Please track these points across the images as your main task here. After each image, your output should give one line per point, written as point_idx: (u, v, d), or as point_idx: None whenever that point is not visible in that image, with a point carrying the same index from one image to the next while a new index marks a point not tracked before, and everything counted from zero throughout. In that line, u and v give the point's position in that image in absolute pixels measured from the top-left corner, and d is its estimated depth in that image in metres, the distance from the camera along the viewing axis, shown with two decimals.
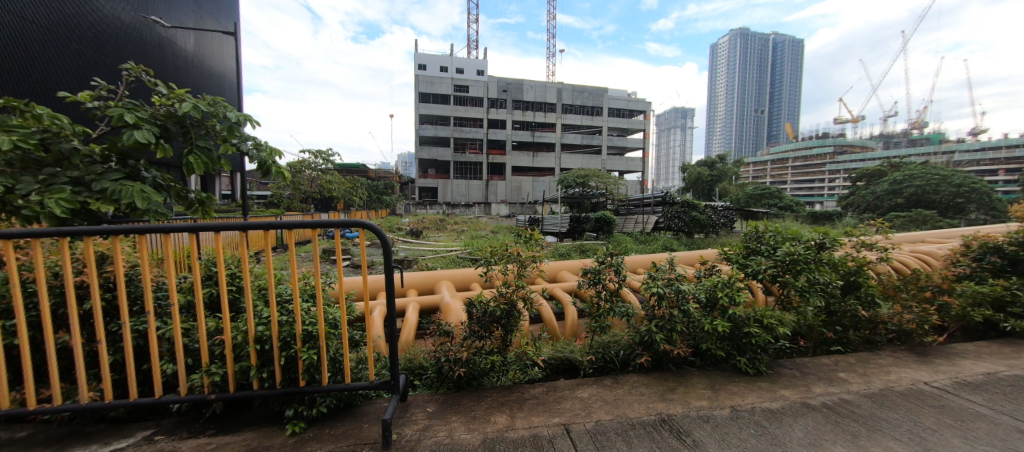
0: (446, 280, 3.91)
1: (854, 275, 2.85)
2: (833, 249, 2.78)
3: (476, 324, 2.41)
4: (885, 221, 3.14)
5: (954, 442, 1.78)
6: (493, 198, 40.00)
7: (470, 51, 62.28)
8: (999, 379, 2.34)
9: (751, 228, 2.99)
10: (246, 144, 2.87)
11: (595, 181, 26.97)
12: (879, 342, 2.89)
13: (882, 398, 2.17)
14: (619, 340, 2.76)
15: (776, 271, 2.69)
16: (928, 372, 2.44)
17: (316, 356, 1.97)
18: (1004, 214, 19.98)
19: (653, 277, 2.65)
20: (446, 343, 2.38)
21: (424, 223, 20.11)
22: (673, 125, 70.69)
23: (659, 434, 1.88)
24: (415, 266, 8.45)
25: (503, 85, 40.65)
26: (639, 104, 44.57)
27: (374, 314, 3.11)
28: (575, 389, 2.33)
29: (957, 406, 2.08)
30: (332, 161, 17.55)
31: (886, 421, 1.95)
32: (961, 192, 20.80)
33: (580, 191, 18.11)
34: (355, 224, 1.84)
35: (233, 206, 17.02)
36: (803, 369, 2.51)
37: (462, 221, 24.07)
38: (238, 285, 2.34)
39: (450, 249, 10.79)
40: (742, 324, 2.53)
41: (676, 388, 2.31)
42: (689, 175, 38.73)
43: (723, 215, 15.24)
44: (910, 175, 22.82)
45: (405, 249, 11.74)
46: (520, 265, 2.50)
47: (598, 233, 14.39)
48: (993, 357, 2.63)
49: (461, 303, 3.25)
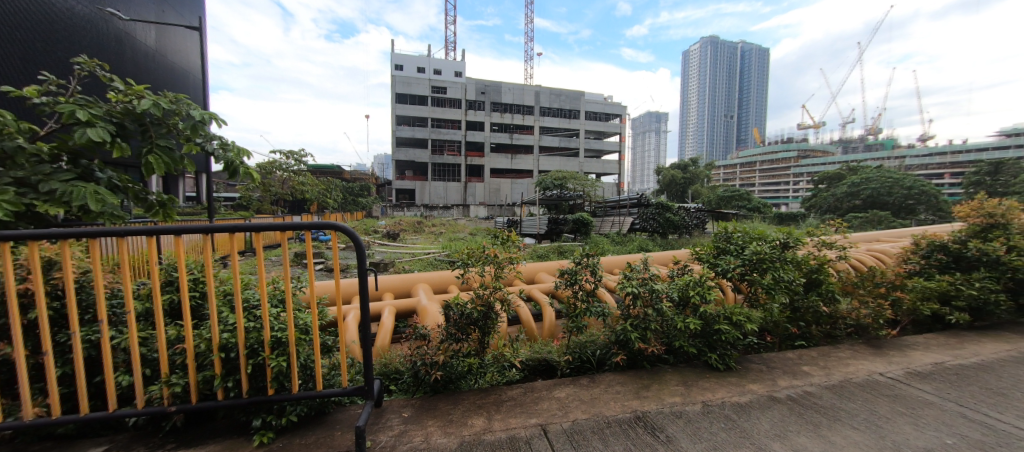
0: (421, 282, 3.86)
1: (816, 273, 2.99)
2: (796, 249, 2.92)
3: (452, 327, 2.38)
4: (843, 220, 3.31)
5: (906, 430, 1.88)
6: (471, 200, 39.91)
7: (447, 52, 61.84)
8: (945, 369, 2.51)
9: (721, 229, 3.09)
10: (211, 143, 2.76)
11: (573, 183, 27.28)
12: (838, 336, 3.04)
13: (841, 389, 2.28)
14: (595, 340, 2.79)
15: (744, 270, 2.79)
16: (883, 364, 2.59)
17: (285, 362, 1.91)
18: (949, 215, 21.51)
19: (628, 276, 2.69)
20: (422, 347, 2.35)
21: (400, 226, 19.81)
22: (649, 129, 72.46)
23: (634, 432, 1.91)
24: (392, 269, 8.32)
25: (482, 87, 40.66)
26: (615, 108, 45.53)
27: (348, 319, 3.05)
28: (552, 389, 2.34)
29: (908, 394, 2.22)
30: (305, 162, 17.05)
31: (845, 411, 2.06)
32: (911, 194, 22.26)
33: (558, 194, 18.24)
34: (326, 226, 1.79)
35: (196, 208, 16.25)
36: (768, 364, 2.62)
37: (440, 223, 23.82)
38: (201, 291, 2.23)
39: (427, 252, 10.68)
40: (713, 321, 2.61)
41: (650, 385, 2.36)
42: (663, 178, 39.77)
43: (695, 216, 15.72)
44: (866, 178, 24.27)
45: (381, 251, 11.53)
46: (497, 266, 2.49)
47: (576, 234, 14.54)
48: (939, 348, 2.82)
49: (437, 306, 3.22)
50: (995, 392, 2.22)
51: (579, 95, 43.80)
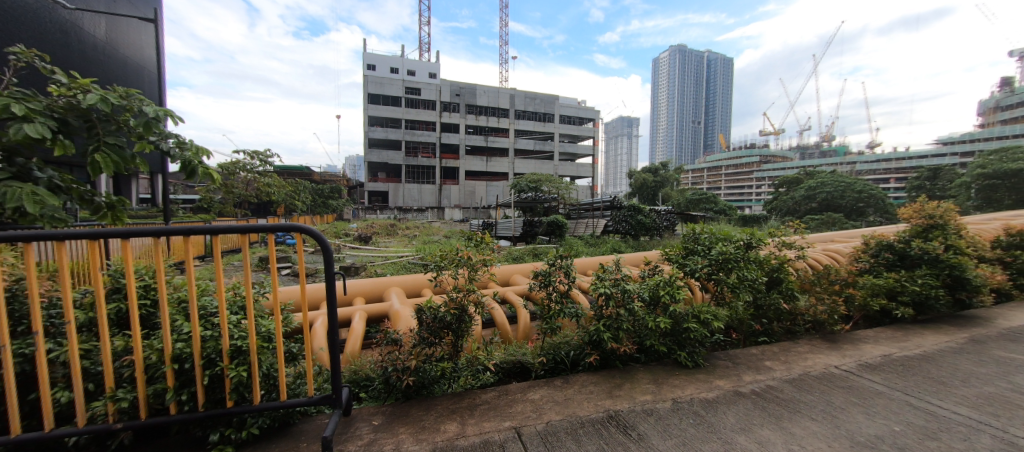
0: (395, 287, 3.77)
1: (777, 271, 3.13)
2: (758, 249, 3.05)
3: (425, 331, 2.33)
4: (800, 221, 3.48)
5: (858, 418, 2.00)
6: (446, 203, 39.69)
7: (422, 53, 61.22)
8: (892, 360, 2.68)
9: (689, 230, 3.19)
10: (166, 142, 2.59)
11: (548, 186, 27.55)
12: (798, 332, 3.20)
13: (802, 383, 2.39)
14: (569, 341, 2.81)
15: (711, 269, 2.89)
16: (838, 357, 2.74)
17: (246, 372, 1.81)
18: (894, 216, 23.16)
19: (600, 278, 2.74)
20: (394, 352, 2.28)
21: (373, 229, 19.34)
22: (621, 133, 74.44)
23: (607, 431, 1.92)
24: (364, 273, 8.10)
25: (457, 89, 40.55)
26: (588, 113, 46.44)
27: (316, 325, 2.94)
28: (526, 392, 2.33)
29: (861, 385, 2.35)
30: (270, 162, 16.39)
31: (804, 403, 2.16)
32: (861, 198, 23.83)
33: (533, 196, 18.32)
34: (292, 228, 1.70)
35: (151, 211, 15.28)
36: (734, 360, 2.71)
37: (413, 226, 23.48)
38: (152, 299, 2.09)
39: (400, 255, 10.47)
40: (682, 320, 2.68)
41: (623, 384, 2.39)
42: (635, 181, 40.76)
43: (665, 218, 16.19)
44: (821, 182, 25.79)
45: (352, 255, 11.19)
46: (471, 268, 2.46)
47: (551, 236, 14.68)
48: (887, 341, 3.02)
49: (410, 310, 3.16)
50: (935, 380, 2.40)
51: (553, 99, 44.38)
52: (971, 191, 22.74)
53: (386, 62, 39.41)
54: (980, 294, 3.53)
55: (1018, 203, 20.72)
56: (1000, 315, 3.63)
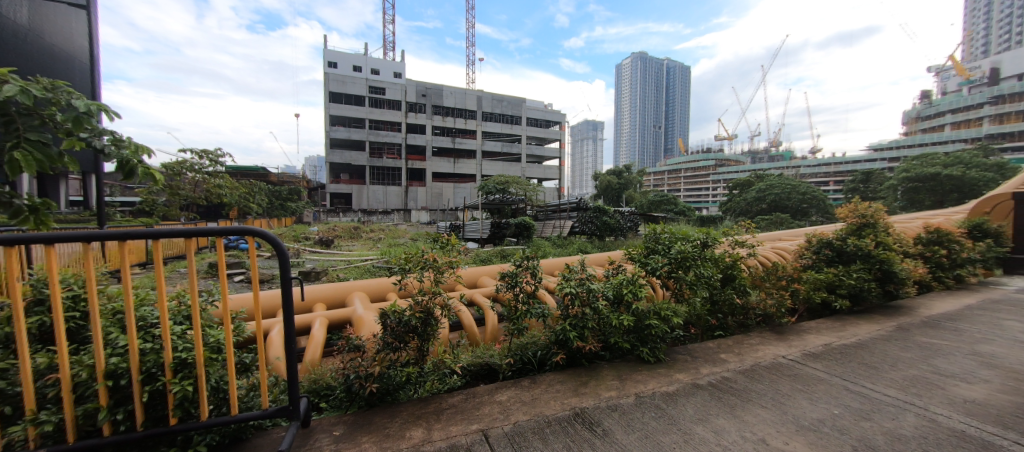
0: (357, 291, 3.65)
1: (730, 268, 3.32)
2: (713, 247, 3.21)
3: (389, 336, 2.25)
4: (751, 221, 3.71)
5: (802, 404, 2.15)
6: (413, 205, 39.03)
7: (386, 52, 59.86)
8: (832, 349, 2.90)
9: (650, 230, 3.31)
10: (100, 139, 2.36)
11: (515, 188, 27.68)
12: (750, 326, 3.39)
13: (753, 373, 2.54)
14: (536, 341, 2.83)
15: (670, 268, 3.02)
16: (786, 347, 2.93)
17: (192, 386, 1.68)
18: (833, 216, 25.24)
19: (566, 278, 2.79)
20: (357, 359, 2.20)
21: (335, 232, 18.66)
22: (586, 136, 76.39)
23: (573, 428, 1.95)
24: (325, 278, 7.78)
25: (422, 89, 40.01)
26: (555, 116, 47.09)
27: (271, 334, 2.79)
28: (493, 393, 2.32)
29: (805, 373, 2.53)
30: (222, 163, 15.41)
31: (755, 392, 2.29)
32: (805, 199, 25.76)
33: (501, 198, 18.32)
34: (244, 231, 1.60)
35: (83, 215, 13.95)
36: (693, 354, 2.84)
37: (378, 229, 22.83)
38: (83, 311, 1.90)
39: (365, 259, 10.16)
40: (644, 317, 2.77)
41: (588, 382, 2.44)
42: (600, 183, 41.73)
43: (629, 219, 16.75)
44: (769, 184, 27.55)
45: (312, 260, 10.71)
46: (437, 270, 2.42)
47: (518, 238, 14.79)
48: (828, 331, 3.27)
49: (374, 315, 3.07)
50: (869, 366, 2.62)
51: (521, 101, 44.67)
52: (897, 193, 25.11)
53: (349, 59, 38.16)
54: (906, 285, 3.89)
55: (935, 203, 23.15)
56: (921, 305, 4.03)
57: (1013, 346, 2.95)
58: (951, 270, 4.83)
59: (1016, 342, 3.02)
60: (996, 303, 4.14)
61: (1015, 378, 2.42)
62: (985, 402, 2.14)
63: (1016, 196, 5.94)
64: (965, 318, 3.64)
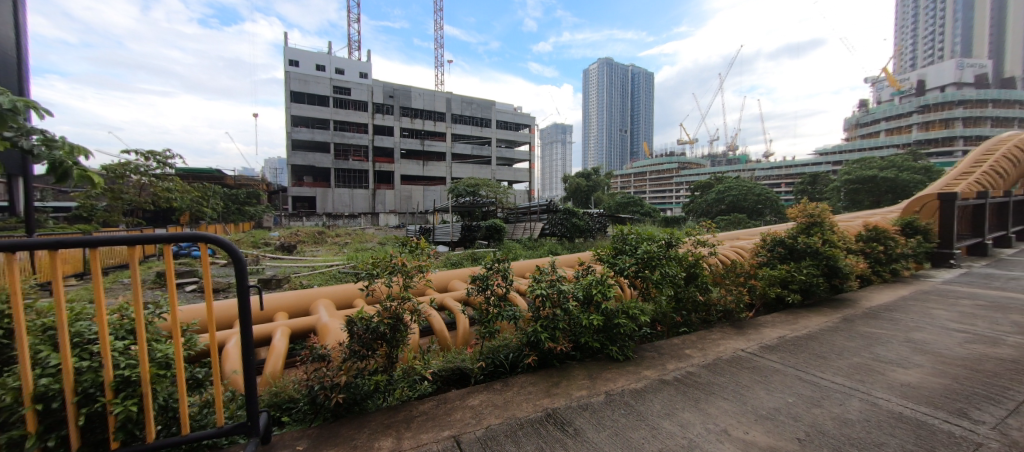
0: (321, 298, 3.51)
1: (693, 267, 3.46)
2: (677, 247, 3.34)
3: (356, 344, 2.16)
4: (711, 222, 3.89)
5: (760, 394, 2.28)
6: (381, 208, 38.08)
7: (351, 51, 58.12)
8: (785, 341, 3.09)
9: (618, 231, 3.40)
10: (28, 139, 2.13)
11: (485, 190, 27.61)
12: (712, 322, 3.55)
13: (716, 367, 2.65)
14: (507, 344, 2.82)
15: (637, 267, 3.11)
16: (744, 341, 3.09)
17: (136, 406, 1.55)
18: (785, 216, 26.97)
19: (537, 279, 2.82)
20: (321, 369, 2.11)
21: (297, 237, 17.87)
22: (555, 139, 77.66)
23: (545, 429, 1.96)
24: (287, 285, 7.43)
25: (390, 90, 39.18)
26: (524, 118, 47.33)
27: (227, 346, 2.63)
28: (465, 398, 2.30)
29: (763, 365, 2.67)
30: (171, 164, 14.38)
31: (717, 385, 2.40)
32: (760, 200, 27.38)
33: (471, 201, 18.19)
34: (196, 238, 1.48)
35: (6, 222, 12.57)
36: (659, 350, 2.94)
37: (344, 233, 22.06)
38: (8, 329, 1.71)
39: (330, 264, 9.79)
40: (613, 316, 2.83)
41: (559, 382, 2.47)
42: (570, 186, 42.16)
43: (597, 221, 17.14)
44: (728, 187, 29.00)
45: (273, 267, 10.17)
46: (406, 275, 2.37)
47: (489, 241, 14.75)
48: (781, 324, 3.48)
49: (340, 323, 2.96)
50: (818, 355, 2.82)
51: (490, 104, 44.64)
52: (841, 194, 27.17)
53: (312, 58, 36.75)
54: (849, 279, 4.20)
55: (873, 203, 25.23)
56: (862, 297, 4.38)
57: (941, 333, 3.25)
58: (887, 265, 5.27)
59: (942, 329, 3.33)
60: (925, 293, 4.56)
61: (943, 362, 2.67)
62: (918, 385, 2.34)
63: (940, 196, 6.57)
64: (900, 308, 3.99)
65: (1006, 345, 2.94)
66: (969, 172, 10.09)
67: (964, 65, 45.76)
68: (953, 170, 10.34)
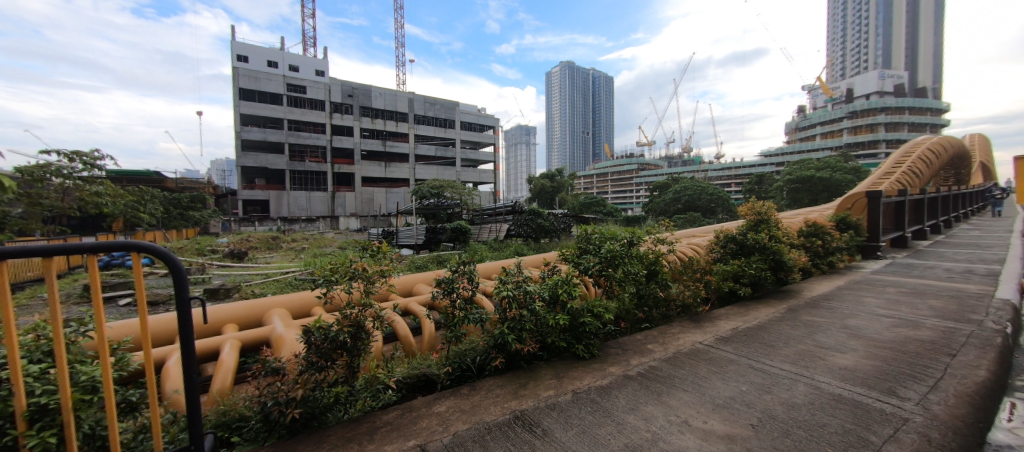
0: (275, 308, 3.30)
1: (654, 264, 3.59)
2: (638, 245, 3.46)
3: (313, 354, 2.05)
4: (670, 221, 4.05)
5: (716, 383, 2.41)
6: (340, 211, 36.67)
7: (307, 48, 55.48)
8: (738, 332, 3.28)
9: (582, 231, 3.46)
10: None
11: (450, 192, 27.25)
12: (672, 316, 3.69)
13: (676, 360, 2.77)
14: (474, 347, 2.78)
15: (601, 266, 3.19)
16: (702, 334, 3.25)
17: (57, 437, 1.38)
18: (736, 214, 28.85)
19: (503, 281, 2.81)
20: (275, 384, 1.97)
21: (248, 243, 16.79)
22: (520, 141, 78.41)
23: (513, 432, 1.95)
24: (237, 295, 6.94)
25: (349, 89, 37.79)
26: (488, 120, 47.19)
27: (167, 364, 2.42)
28: (431, 405, 2.25)
29: (719, 356, 2.82)
30: (101, 167, 13.08)
31: (678, 378, 2.50)
32: (713, 199, 29.09)
33: (435, 203, 17.93)
34: (130, 247, 1.34)
35: None
36: (623, 346, 3.02)
37: (301, 238, 21.03)
38: None
39: (286, 271, 9.29)
40: (579, 315, 2.87)
41: (527, 383, 2.47)
42: (534, 187, 42.53)
43: (562, 221, 17.44)
44: (684, 187, 30.53)
45: (220, 276, 9.48)
46: (367, 280, 2.27)
47: (455, 243, 14.52)
48: (734, 317, 3.69)
49: (296, 333, 2.81)
50: (767, 344, 3.02)
51: (454, 105, 44.16)
52: (783, 193, 29.40)
53: (262, 54, 34.73)
54: (791, 272, 4.55)
55: (811, 201, 27.51)
56: (804, 288, 4.74)
57: (872, 318, 3.58)
58: (825, 258, 5.74)
59: (872, 315, 3.68)
60: (858, 283, 5.01)
61: (874, 345, 2.94)
62: (853, 368, 2.56)
63: (868, 195, 7.26)
64: (836, 297, 4.36)
65: (924, 327, 3.29)
66: (891, 173, 11.24)
67: (885, 76, 50.82)
68: (878, 171, 11.47)
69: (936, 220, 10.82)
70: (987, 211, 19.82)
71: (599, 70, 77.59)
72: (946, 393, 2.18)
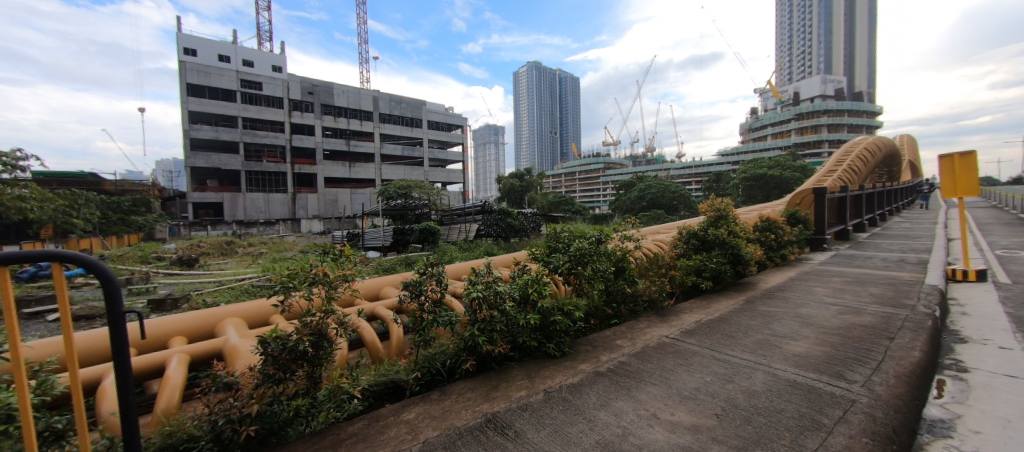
0: (228, 317, 3.08)
1: (621, 261, 3.66)
2: (605, 243, 3.52)
3: (270, 366, 1.92)
4: (635, 219, 4.15)
5: (682, 375, 2.48)
6: (302, 214, 35.15)
7: (262, 42, 52.60)
8: (701, 324, 3.41)
9: (551, 230, 3.47)
10: None
11: (418, 192, 26.65)
12: (639, 311, 3.79)
13: (644, 355, 2.83)
14: (444, 350, 2.71)
15: (570, 264, 3.21)
16: (668, 328, 3.35)
17: None
18: (696, 210, 30.28)
19: (473, 282, 2.76)
20: (227, 400, 1.83)
21: (199, 249, 15.69)
22: (488, 140, 78.28)
23: (485, 436, 1.92)
24: (186, 305, 6.44)
25: (309, 86, 36.18)
26: (456, 119, 46.66)
27: (103, 384, 2.18)
28: (400, 412, 2.17)
29: (683, 348, 2.91)
30: (25, 169, 11.77)
31: (646, 372, 2.56)
32: (675, 197, 30.38)
33: (402, 203, 17.53)
34: (50, 257, 1.18)
35: None
36: (593, 343, 3.06)
37: (258, 242, 19.90)
38: None
39: (242, 278, 8.74)
40: (549, 314, 2.87)
41: (498, 385, 2.44)
42: (503, 186, 42.49)
43: (531, 220, 17.54)
44: (648, 185, 31.64)
45: (167, 285, 8.78)
46: (328, 285, 2.16)
47: (423, 244, 14.09)
48: (698, 310, 3.83)
49: (252, 344, 2.63)
50: (728, 335, 3.15)
51: (421, 104, 43.29)
52: (739, 190, 31.09)
53: (213, 47, 32.61)
54: (749, 265, 4.79)
55: (764, 198, 29.25)
56: (760, 280, 5.01)
57: (821, 307, 3.84)
58: (778, 250, 6.09)
59: (821, 304, 3.94)
60: (807, 274, 5.37)
61: (823, 332, 3.15)
62: (806, 354, 2.73)
63: (814, 191, 7.79)
64: (789, 287, 4.64)
65: (866, 313, 3.56)
66: (833, 170, 12.14)
67: (827, 81, 54.75)
68: (822, 168, 12.36)
69: (872, 214, 11.81)
70: (914, 204, 21.90)
71: (566, 72, 78.87)
72: (887, 374, 2.37)
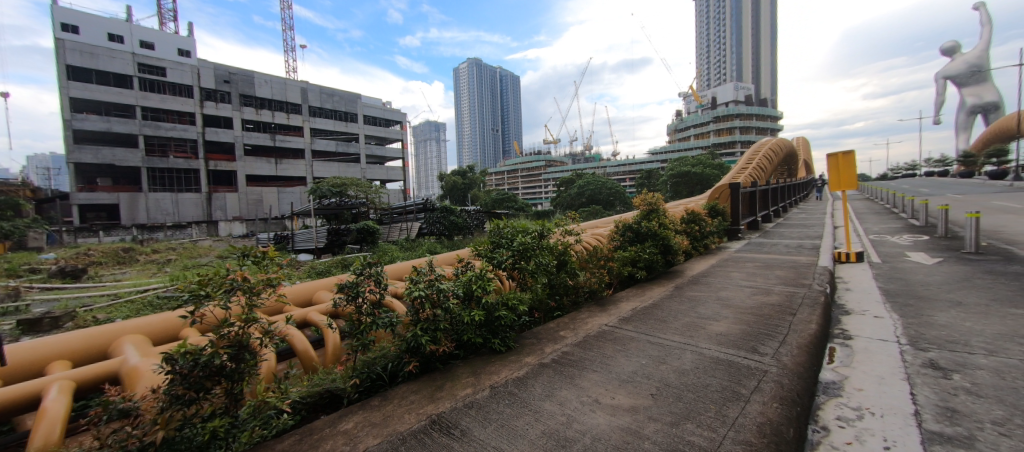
0: (126, 335, 2.66)
1: (563, 254, 3.77)
2: (546, 236, 3.61)
3: (179, 387, 1.69)
4: (574, 213, 4.29)
5: (621, 360, 2.62)
6: (219, 215, 31.69)
7: (165, 22, 46.28)
8: (638, 312, 3.62)
9: (494, 226, 3.47)
10: None
11: (354, 190, 25.32)
12: (580, 301, 3.94)
13: (586, 344, 2.94)
14: (385, 354, 2.61)
15: (513, 259, 3.25)
16: (608, 316, 3.52)
17: None
18: (630, 205, 32.36)
19: (414, 281, 2.66)
20: (124, 428, 1.58)
21: (86, 258, 13.42)
22: (429, 138, 76.50)
23: (431, 438, 1.87)
24: (71, 324, 5.47)
25: (225, 74, 32.63)
26: (395, 114, 45.00)
27: None
28: (336, 423, 2.03)
29: (622, 335, 3.08)
30: None
31: (588, 360, 2.66)
32: (611, 193, 32.23)
33: (337, 202, 16.59)
34: None
35: None
36: (537, 336, 3.12)
37: (163, 248, 17.50)
38: None
39: (147, 289, 7.63)
40: (494, 309, 2.87)
41: (443, 385, 2.39)
42: (446, 184, 41.90)
43: (474, 217, 17.48)
44: (587, 182, 33.19)
45: (44, 302, 7.38)
46: (250, 291, 1.93)
47: (361, 244, 13.37)
48: (634, 298, 4.09)
49: (157, 363, 2.31)
50: (661, 320, 3.39)
51: (356, 97, 41.16)
52: (667, 186, 33.70)
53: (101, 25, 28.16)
54: (676, 255, 5.20)
55: (688, 193, 32.11)
56: (687, 268, 5.48)
57: (737, 289, 4.30)
58: (701, 240, 6.68)
59: (738, 286, 4.42)
60: (726, 260, 5.97)
61: (740, 311, 3.52)
62: (726, 333, 3.02)
63: (730, 186, 8.68)
64: (711, 273, 5.12)
65: (774, 293, 4.06)
66: (745, 168, 13.63)
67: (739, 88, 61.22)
68: (736, 166, 13.85)
69: (776, 206, 13.48)
70: (807, 196, 25.39)
71: (508, 71, 79.74)
72: (791, 346, 2.70)
